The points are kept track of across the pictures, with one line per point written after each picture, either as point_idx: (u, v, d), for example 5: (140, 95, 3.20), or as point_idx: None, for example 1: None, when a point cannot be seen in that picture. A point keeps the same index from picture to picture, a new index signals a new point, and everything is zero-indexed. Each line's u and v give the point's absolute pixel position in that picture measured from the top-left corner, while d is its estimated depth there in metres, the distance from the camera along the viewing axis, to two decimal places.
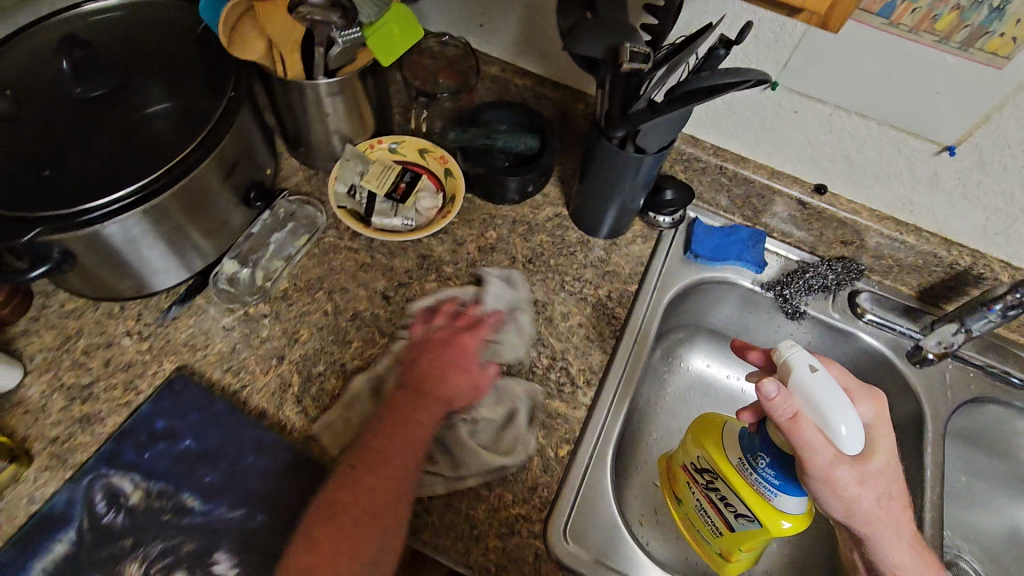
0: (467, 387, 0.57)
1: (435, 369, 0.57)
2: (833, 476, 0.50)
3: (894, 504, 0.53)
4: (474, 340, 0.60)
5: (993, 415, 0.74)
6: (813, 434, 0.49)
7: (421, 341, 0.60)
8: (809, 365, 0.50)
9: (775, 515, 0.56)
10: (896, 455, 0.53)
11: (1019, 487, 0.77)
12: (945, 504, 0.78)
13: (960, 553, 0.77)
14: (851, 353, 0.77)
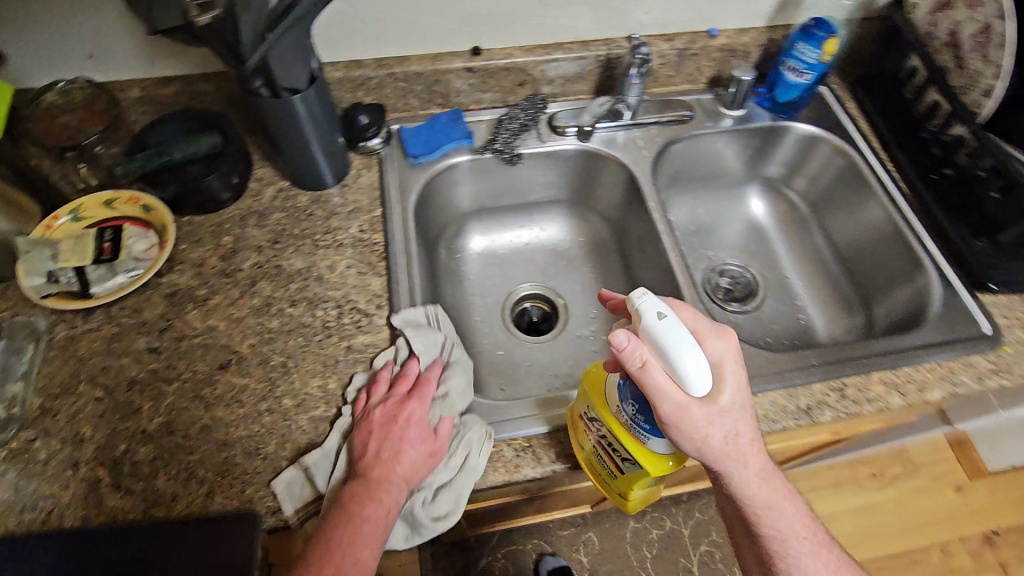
0: (400, 471, 0.56)
1: (386, 452, 0.56)
2: (684, 416, 0.50)
3: (743, 438, 0.54)
4: (417, 408, 0.59)
5: (684, 151, 0.94)
6: (657, 378, 0.50)
7: (377, 422, 0.58)
8: (657, 312, 0.50)
9: (652, 457, 0.55)
10: (743, 391, 0.54)
11: (728, 195, 1.02)
12: (698, 236, 1.00)
13: (726, 262, 0.99)
14: (573, 166, 0.91)
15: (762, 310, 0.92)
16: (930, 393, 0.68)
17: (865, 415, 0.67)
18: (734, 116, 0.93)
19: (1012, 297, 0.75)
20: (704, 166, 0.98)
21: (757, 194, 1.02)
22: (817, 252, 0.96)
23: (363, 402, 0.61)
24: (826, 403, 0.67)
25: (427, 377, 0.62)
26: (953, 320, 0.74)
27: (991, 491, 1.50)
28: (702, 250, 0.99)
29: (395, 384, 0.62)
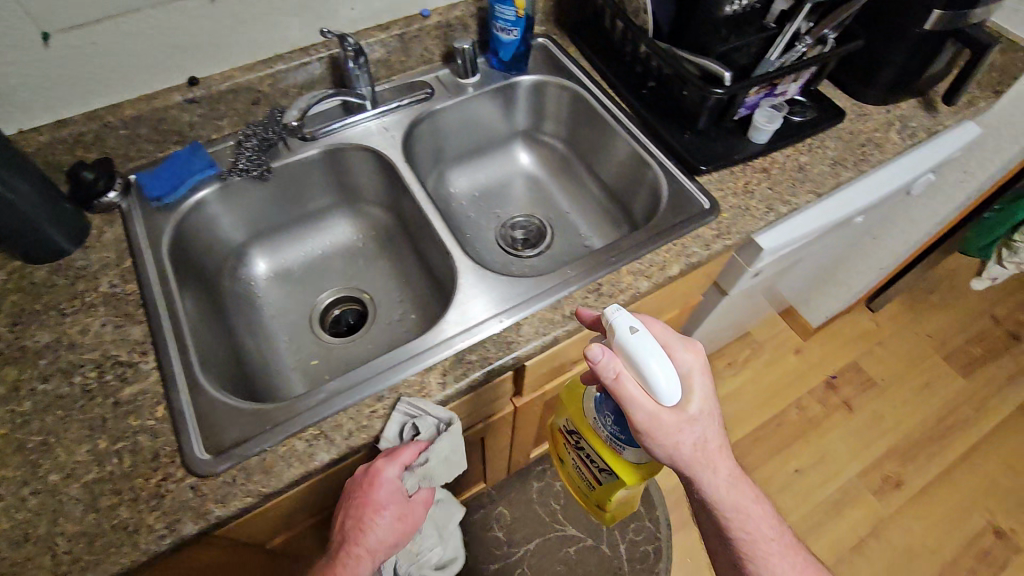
0: (377, 535, 0.65)
1: (367, 521, 0.64)
2: (655, 421, 0.61)
3: (709, 445, 0.66)
4: (393, 488, 0.64)
5: (436, 126, 0.99)
6: (633, 389, 0.61)
7: (363, 496, 0.64)
8: (629, 328, 0.61)
9: (623, 467, 0.73)
10: (714, 406, 0.66)
11: (500, 156, 1.09)
12: (480, 203, 1.06)
13: (513, 218, 1.06)
14: (333, 167, 0.93)
15: (551, 250, 1.01)
16: (670, 269, 0.78)
17: (622, 304, 0.76)
18: (472, 83, 0.99)
19: (721, 172, 0.89)
20: (465, 137, 1.04)
21: (524, 148, 1.09)
22: (584, 186, 1.05)
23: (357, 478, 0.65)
24: (586, 304, 0.75)
25: (401, 457, 0.63)
26: (678, 205, 0.85)
27: (820, 343, 1.75)
28: (487, 215, 1.06)
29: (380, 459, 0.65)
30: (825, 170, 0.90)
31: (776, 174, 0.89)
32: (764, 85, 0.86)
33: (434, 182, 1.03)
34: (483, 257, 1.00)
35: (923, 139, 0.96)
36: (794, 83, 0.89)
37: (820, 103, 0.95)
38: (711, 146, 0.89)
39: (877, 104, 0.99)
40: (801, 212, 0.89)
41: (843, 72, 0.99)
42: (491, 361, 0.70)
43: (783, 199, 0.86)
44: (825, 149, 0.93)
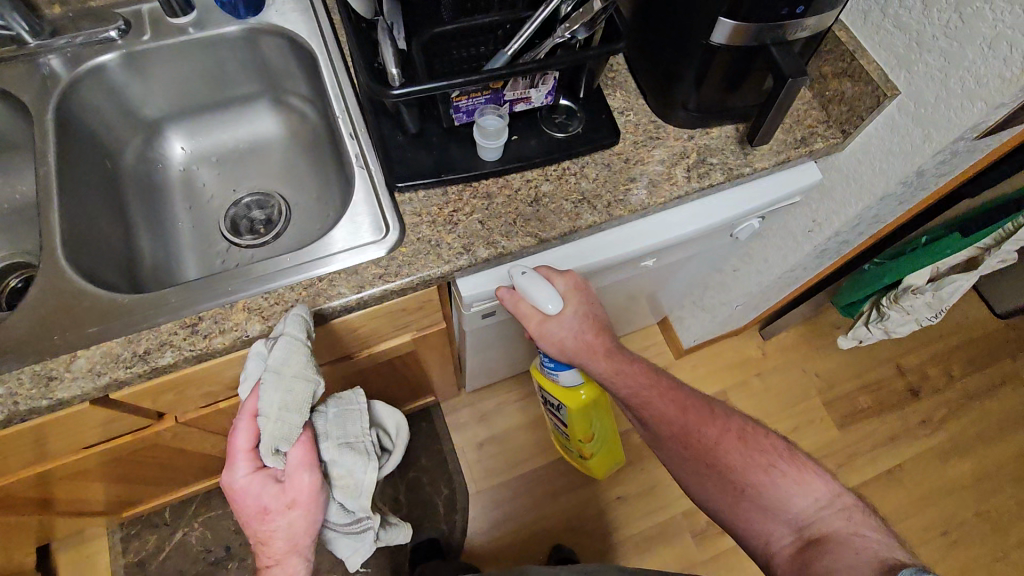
0: (287, 525, 0.59)
1: (265, 523, 0.58)
2: (544, 334, 0.73)
3: (590, 334, 0.73)
4: (250, 476, 0.58)
5: (126, 76, 0.80)
6: (529, 316, 0.72)
7: (250, 505, 0.58)
8: (519, 270, 0.70)
9: (573, 396, 0.92)
10: (592, 304, 0.73)
11: (239, 119, 0.91)
12: (204, 176, 0.90)
13: (236, 200, 0.89)
14: None
15: (260, 251, 0.84)
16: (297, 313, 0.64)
17: (222, 348, 0.62)
18: (186, 25, 0.80)
19: (428, 191, 0.71)
20: (188, 93, 0.86)
21: (273, 114, 0.91)
22: (323, 171, 0.87)
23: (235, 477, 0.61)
24: (170, 343, 0.61)
25: (235, 446, 0.58)
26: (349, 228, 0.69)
27: (694, 363, 1.59)
28: (208, 191, 0.89)
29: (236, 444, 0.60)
30: (564, 209, 0.71)
31: (498, 203, 0.71)
32: (481, 90, 0.65)
33: (140, 143, 0.86)
34: (175, 243, 0.83)
35: (715, 184, 0.75)
36: (536, 88, 0.68)
37: (592, 118, 0.75)
38: (422, 156, 0.71)
39: (679, 125, 0.78)
40: (543, 250, 0.73)
41: (644, 74, 0.78)
42: (16, 402, 0.58)
43: (489, 239, 0.69)
44: (579, 179, 0.73)
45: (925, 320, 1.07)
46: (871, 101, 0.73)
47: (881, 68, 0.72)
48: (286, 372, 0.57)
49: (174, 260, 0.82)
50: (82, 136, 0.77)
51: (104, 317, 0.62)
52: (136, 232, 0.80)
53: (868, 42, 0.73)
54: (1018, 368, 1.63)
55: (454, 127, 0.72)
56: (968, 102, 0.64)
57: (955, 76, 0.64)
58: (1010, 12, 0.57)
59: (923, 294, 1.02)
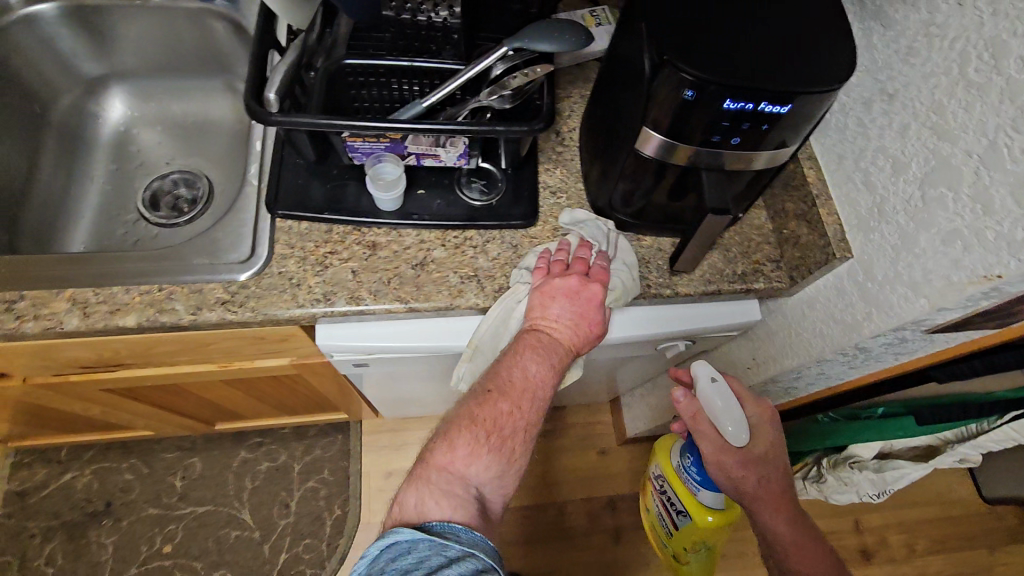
0: (568, 339, 0.60)
1: (563, 323, 0.60)
2: (718, 461, 0.73)
3: (772, 479, 0.72)
4: (598, 293, 0.61)
5: (71, 26, 0.78)
6: (707, 430, 0.73)
7: (564, 295, 0.61)
8: (711, 376, 0.71)
9: (700, 510, 0.92)
10: (776, 445, 0.73)
11: (190, 94, 0.89)
12: (139, 142, 0.88)
13: (162, 174, 0.86)
14: None
15: (165, 233, 0.81)
16: (119, 318, 0.59)
17: (31, 334, 0.58)
18: None
19: (310, 224, 0.65)
20: (144, 57, 0.85)
21: (225, 96, 0.88)
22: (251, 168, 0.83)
23: (534, 277, 0.63)
24: None
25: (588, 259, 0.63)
26: (217, 243, 0.64)
27: (637, 453, 1.47)
28: (139, 158, 0.87)
29: (559, 263, 0.63)
30: (449, 281, 0.65)
31: (379, 258, 0.65)
32: (378, 136, 0.60)
33: (78, 95, 0.85)
34: (77, 201, 0.81)
35: (625, 297, 0.67)
36: (444, 148, 0.62)
37: (512, 192, 0.69)
38: (315, 187, 0.66)
39: (608, 224, 0.70)
40: (434, 316, 0.67)
41: (586, 159, 0.71)
42: None
43: (354, 294, 0.63)
44: (477, 254, 0.66)
45: (866, 496, 0.93)
46: (821, 256, 0.64)
47: (841, 223, 0.63)
48: (634, 273, 0.66)
49: (68, 218, 0.79)
50: (11, 74, 0.76)
51: None
52: (37, 182, 0.78)
53: (835, 191, 0.64)
54: (990, 563, 1.45)
55: (358, 166, 0.67)
56: (912, 294, 0.54)
57: (904, 261, 0.55)
58: (970, 212, 0.48)
59: (864, 470, 0.90)
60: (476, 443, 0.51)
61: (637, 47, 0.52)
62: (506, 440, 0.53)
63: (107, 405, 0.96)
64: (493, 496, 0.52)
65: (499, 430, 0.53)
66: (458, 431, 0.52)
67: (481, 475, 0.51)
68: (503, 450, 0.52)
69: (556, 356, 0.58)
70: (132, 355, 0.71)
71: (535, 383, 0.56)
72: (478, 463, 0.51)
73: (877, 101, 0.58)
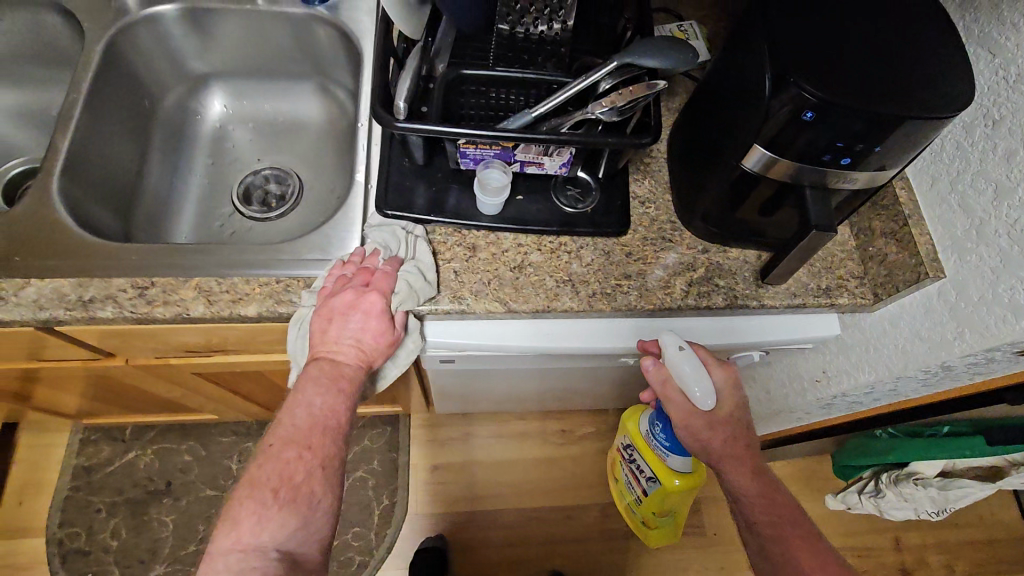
0: (356, 355, 0.59)
1: (341, 340, 0.59)
2: (687, 423, 0.70)
3: (738, 441, 0.69)
4: (377, 301, 0.60)
5: (183, 26, 0.83)
6: (675, 396, 0.70)
7: (338, 318, 0.59)
8: (678, 345, 0.69)
9: (667, 473, 0.96)
10: (742, 410, 0.71)
11: (283, 93, 0.92)
12: (234, 138, 0.92)
13: (254, 168, 0.90)
14: (58, 36, 0.83)
15: (259, 226, 0.84)
16: (241, 307, 0.63)
17: (160, 318, 0.62)
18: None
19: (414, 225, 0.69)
20: (243, 57, 0.89)
21: (317, 97, 0.92)
22: (341, 166, 0.87)
23: (324, 290, 0.62)
24: (114, 298, 0.62)
25: (332, 301, 0.60)
26: (327, 240, 0.68)
27: None
28: (232, 153, 0.91)
29: (358, 274, 0.62)
30: (544, 284, 0.67)
31: (480, 259, 0.68)
32: (490, 144, 0.62)
33: (181, 92, 0.89)
34: (179, 194, 0.85)
35: (712, 306, 0.69)
36: (549, 157, 0.65)
37: (606, 201, 0.71)
38: (420, 189, 0.69)
39: (695, 235, 0.72)
40: (526, 317, 0.70)
41: (675, 171, 0.73)
42: None
43: (454, 293, 0.66)
44: (571, 260, 0.69)
45: (923, 513, 0.96)
46: (911, 275, 0.65)
47: (934, 243, 0.65)
48: (427, 275, 0.64)
49: (172, 210, 0.84)
50: (125, 73, 0.81)
51: (70, 253, 0.64)
52: (146, 174, 0.83)
53: (927, 211, 0.66)
54: None
55: (462, 170, 0.70)
56: (1013, 315, 0.56)
57: (1005, 283, 0.56)
58: None
59: (929, 487, 0.92)
60: (263, 505, 0.50)
61: (759, 70, 0.54)
62: (298, 491, 0.51)
63: (186, 388, 1.00)
64: (301, 549, 0.51)
65: (289, 480, 0.52)
66: (241, 498, 0.51)
67: (277, 535, 0.50)
68: (298, 501, 0.51)
69: (342, 380, 0.58)
70: (232, 341, 0.75)
71: (323, 416, 0.55)
72: (269, 526, 0.50)
73: (980, 125, 0.59)
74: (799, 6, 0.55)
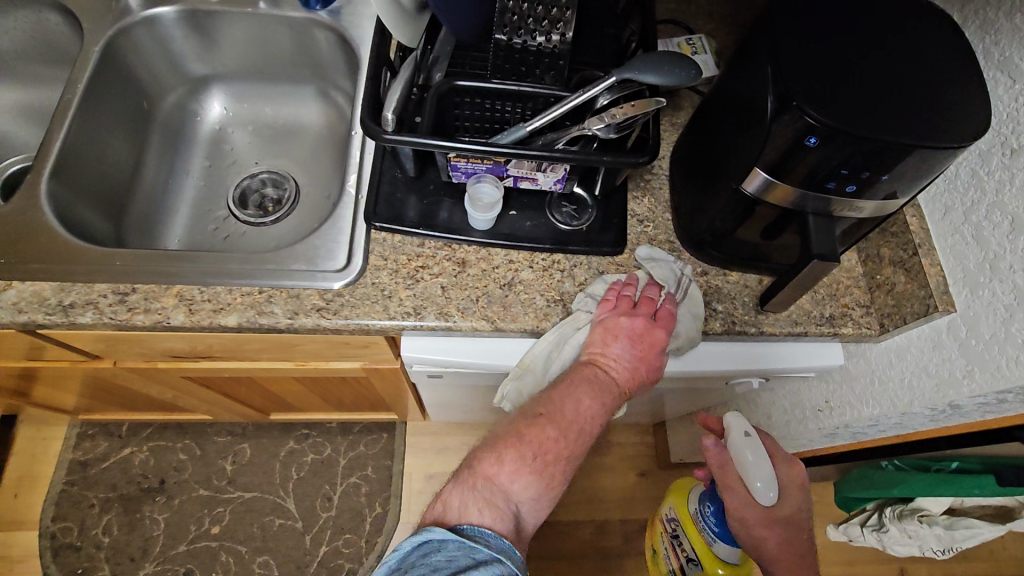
0: (626, 378, 0.60)
1: (621, 362, 0.60)
2: (740, 514, 0.72)
3: (794, 544, 0.69)
4: (661, 339, 0.61)
5: (179, 25, 0.82)
6: (736, 485, 0.72)
7: (626, 334, 0.61)
8: (744, 430, 0.70)
9: (712, 561, 0.90)
10: (802, 511, 0.71)
11: (283, 97, 0.91)
12: (233, 140, 0.91)
13: (251, 171, 0.89)
14: (54, 30, 0.83)
15: (252, 231, 0.83)
16: (222, 317, 0.61)
17: (140, 325, 0.61)
18: None
19: (404, 238, 0.67)
20: (244, 59, 0.88)
21: (316, 103, 0.91)
22: (337, 172, 0.86)
23: (608, 302, 0.62)
24: (95, 304, 0.61)
25: (624, 317, 0.61)
26: (315, 250, 0.67)
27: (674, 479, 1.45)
28: (230, 154, 0.90)
29: (639, 297, 0.63)
30: (535, 302, 0.65)
31: (469, 275, 0.66)
32: (482, 159, 0.61)
33: (182, 93, 0.88)
34: (174, 197, 0.84)
35: (710, 332, 0.67)
36: (543, 173, 0.63)
37: (602, 219, 0.69)
38: (410, 201, 0.67)
39: (695, 257, 0.70)
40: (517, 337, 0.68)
41: (675, 191, 0.71)
42: None
43: (443, 309, 0.64)
44: (564, 278, 0.67)
45: (928, 550, 0.94)
46: (919, 307, 0.62)
47: (945, 275, 0.61)
48: (698, 326, 0.65)
49: (166, 211, 0.83)
50: (124, 73, 0.80)
51: (55, 256, 0.64)
52: (142, 175, 0.82)
53: (939, 241, 0.63)
54: None
55: (453, 183, 0.68)
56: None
57: (1018, 323, 0.53)
58: None
59: (934, 525, 0.89)
60: (522, 460, 0.53)
61: (762, 89, 0.52)
62: (548, 465, 0.54)
63: (178, 391, 1.00)
64: (528, 516, 0.53)
65: (548, 453, 0.54)
66: (507, 446, 0.54)
67: (520, 492, 0.52)
68: (542, 477, 0.53)
69: (610, 398, 0.59)
70: (219, 349, 0.74)
71: (587, 418, 0.56)
72: (520, 481, 0.52)
73: (997, 154, 0.56)
74: (808, 22, 0.52)
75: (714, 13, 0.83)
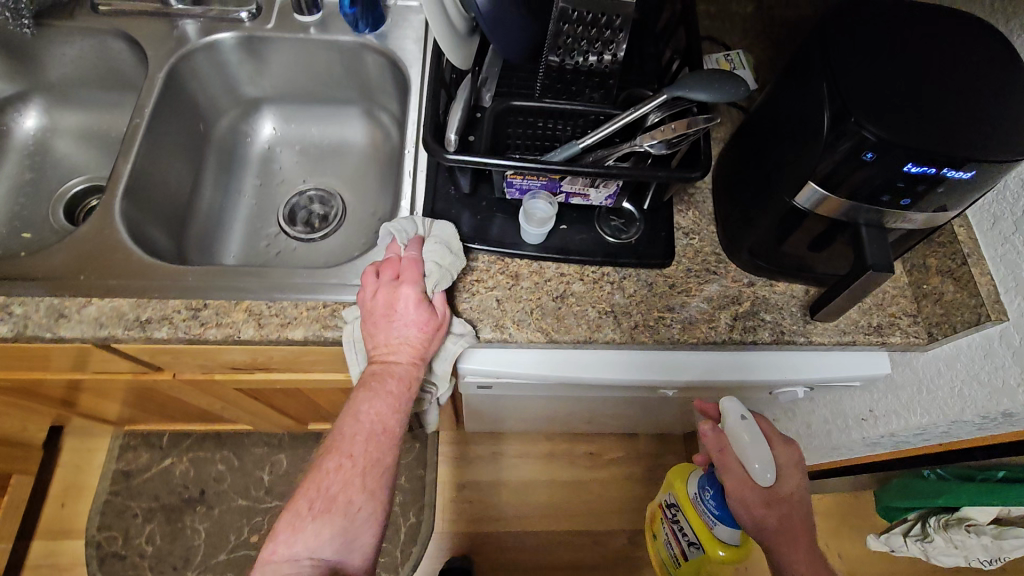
0: (404, 351, 0.61)
1: (379, 335, 0.61)
2: (741, 496, 0.71)
3: (795, 520, 0.68)
4: (412, 289, 0.62)
5: (235, 51, 0.85)
6: (733, 466, 0.72)
7: (376, 309, 0.62)
8: (739, 413, 0.71)
9: (712, 542, 0.90)
10: (801, 491, 0.71)
11: (330, 117, 0.94)
12: (280, 158, 0.94)
13: (298, 188, 0.92)
14: (122, 58, 0.87)
15: (303, 247, 0.86)
16: (289, 331, 0.64)
17: (212, 339, 0.64)
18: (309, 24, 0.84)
19: None
20: (293, 82, 0.91)
21: (361, 121, 0.94)
22: (385, 188, 0.89)
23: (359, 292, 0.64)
24: (169, 319, 0.64)
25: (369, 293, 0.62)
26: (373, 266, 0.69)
27: None
28: (278, 172, 0.93)
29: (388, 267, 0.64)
30: (586, 314, 0.67)
31: (522, 288, 0.68)
32: (537, 176, 0.63)
33: (235, 115, 0.92)
34: (229, 214, 0.88)
35: (758, 341, 0.68)
36: (595, 188, 0.65)
37: (650, 232, 0.71)
38: (464, 216, 0.70)
39: (741, 268, 0.71)
40: (568, 348, 0.69)
41: (719, 204, 0.72)
42: (26, 326, 0.62)
43: (499, 321, 0.66)
44: (614, 290, 0.69)
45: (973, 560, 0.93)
46: (969, 316, 0.63)
47: (995, 284, 0.63)
48: (451, 247, 0.65)
49: (222, 230, 0.86)
50: (183, 97, 0.84)
51: (129, 273, 0.67)
52: (199, 196, 0.86)
53: (987, 251, 0.64)
54: None
55: (506, 199, 0.70)
56: None
57: None
58: None
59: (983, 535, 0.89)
60: (298, 516, 0.55)
61: (817, 108, 0.54)
62: (330, 507, 0.55)
63: (226, 402, 1.03)
64: (341, 554, 0.55)
65: (326, 492, 0.56)
66: (292, 507, 0.56)
67: (312, 542, 0.54)
68: (331, 512, 0.55)
69: (388, 380, 0.60)
70: (274, 361, 0.76)
71: (371, 423, 0.59)
72: (306, 531, 0.54)
73: None
74: (860, 42, 0.54)
75: (751, 30, 0.85)
